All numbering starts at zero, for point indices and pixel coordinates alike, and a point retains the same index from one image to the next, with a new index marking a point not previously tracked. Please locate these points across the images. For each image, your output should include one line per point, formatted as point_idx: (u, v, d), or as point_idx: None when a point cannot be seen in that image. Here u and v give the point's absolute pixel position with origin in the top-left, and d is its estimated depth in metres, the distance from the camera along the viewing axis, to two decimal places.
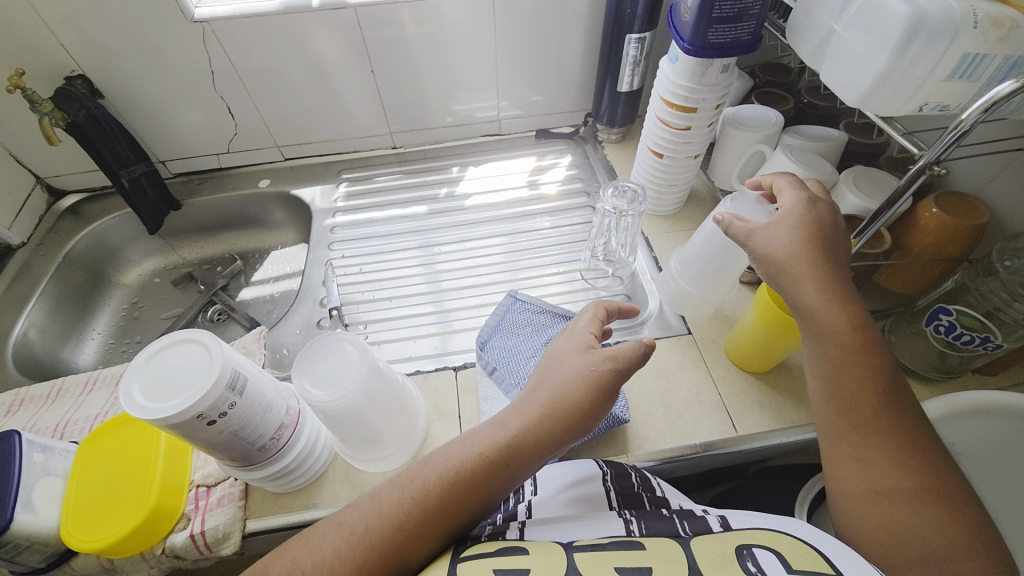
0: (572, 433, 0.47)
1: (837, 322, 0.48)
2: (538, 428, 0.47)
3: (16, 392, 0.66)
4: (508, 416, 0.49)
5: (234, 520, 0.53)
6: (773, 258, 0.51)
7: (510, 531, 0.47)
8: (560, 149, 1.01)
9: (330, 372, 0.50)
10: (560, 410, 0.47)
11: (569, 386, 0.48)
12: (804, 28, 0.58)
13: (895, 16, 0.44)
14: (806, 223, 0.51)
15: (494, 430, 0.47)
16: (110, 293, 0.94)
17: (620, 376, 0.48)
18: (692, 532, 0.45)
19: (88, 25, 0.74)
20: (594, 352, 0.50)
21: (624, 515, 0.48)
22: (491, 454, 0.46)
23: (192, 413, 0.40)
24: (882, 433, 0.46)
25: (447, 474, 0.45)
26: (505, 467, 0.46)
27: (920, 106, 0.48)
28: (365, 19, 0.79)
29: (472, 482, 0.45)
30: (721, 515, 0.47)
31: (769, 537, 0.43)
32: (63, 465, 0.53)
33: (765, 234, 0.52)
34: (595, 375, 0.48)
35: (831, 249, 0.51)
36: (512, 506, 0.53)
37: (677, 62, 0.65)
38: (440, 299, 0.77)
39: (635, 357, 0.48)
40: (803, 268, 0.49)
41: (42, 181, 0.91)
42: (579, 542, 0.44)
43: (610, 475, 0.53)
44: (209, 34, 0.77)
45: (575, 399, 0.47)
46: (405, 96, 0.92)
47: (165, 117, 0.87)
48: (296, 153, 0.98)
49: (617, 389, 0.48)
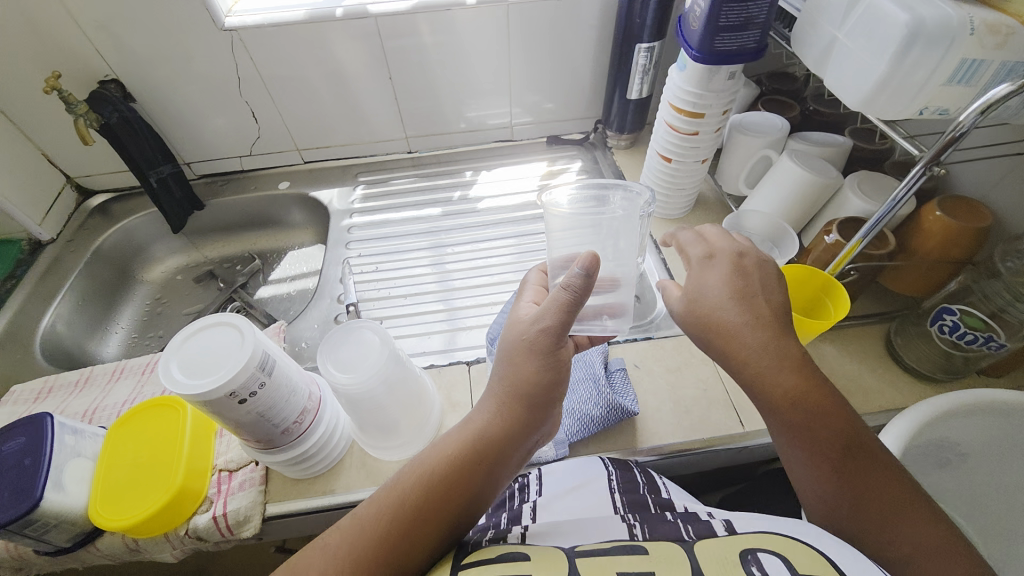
0: (533, 397, 0.49)
1: (789, 381, 0.46)
2: (498, 420, 0.49)
3: (47, 380, 0.69)
4: (474, 415, 0.52)
5: (255, 504, 0.55)
6: (703, 324, 0.50)
7: (512, 536, 0.48)
8: (571, 155, 1.03)
9: (351, 360, 0.51)
10: (514, 391, 0.50)
11: (514, 365, 0.50)
12: (810, 36, 0.59)
13: (895, 23, 0.46)
14: (728, 283, 0.50)
15: (463, 430, 0.50)
16: (135, 289, 0.97)
17: (563, 322, 0.48)
18: (696, 537, 0.46)
19: (119, 32, 0.78)
20: (526, 320, 0.51)
21: (626, 518, 0.49)
22: (460, 455, 0.48)
23: (224, 391, 0.40)
24: (841, 478, 0.46)
25: (423, 483, 0.47)
26: (478, 464, 0.48)
27: (921, 109, 0.49)
28: (384, 28, 0.83)
29: (446, 488, 0.47)
30: (726, 520, 0.47)
31: (771, 541, 0.43)
32: (92, 448, 0.56)
33: (696, 299, 0.50)
34: (528, 342, 0.49)
35: (750, 303, 0.49)
36: (518, 506, 0.54)
37: (685, 69, 0.67)
38: (449, 297, 0.79)
39: (567, 304, 0.48)
40: (737, 330, 0.48)
41: (72, 181, 0.95)
42: (581, 548, 0.44)
43: (615, 478, 0.55)
44: (237, 42, 0.81)
45: (527, 373, 0.49)
46: (421, 101, 0.95)
47: (191, 122, 0.91)
48: (315, 156, 1.01)
49: (554, 347, 0.49)
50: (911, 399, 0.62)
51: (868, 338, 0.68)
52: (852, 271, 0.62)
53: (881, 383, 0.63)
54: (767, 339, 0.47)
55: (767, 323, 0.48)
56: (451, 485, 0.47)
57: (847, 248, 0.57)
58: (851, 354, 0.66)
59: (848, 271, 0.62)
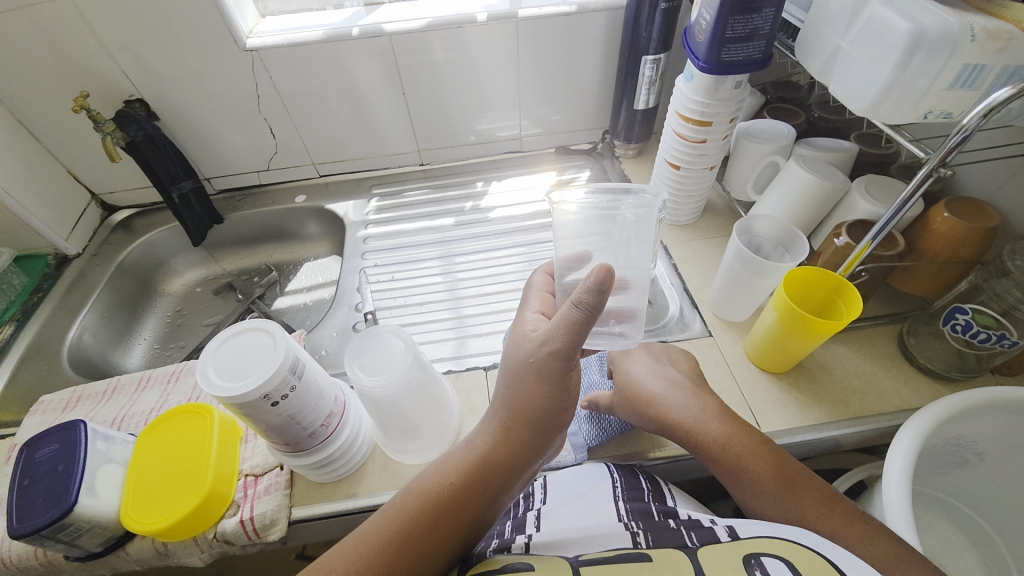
0: (538, 419, 0.51)
1: (701, 418, 0.56)
2: (502, 443, 0.51)
3: (75, 390, 0.71)
4: (476, 435, 0.53)
5: (281, 507, 0.56)
6: (624, 391, 0.61)
7: (516, 546, 0.50)
8: (579, 164, 1.05)
9: (377, 363, 0.53)
10: (518, 414, 0.51)
11: (520, 389, 0.51)
12: (814, 46, 0.61)
13: (897, 32, 0.48)
14: (645, 357, 0.64)
15: (466, 452, 0.52)
16: (156, 302, 1.00)
17: (573, 341, 0.48)
18: (699, 543, 0.47)
19: (145, 55, 0.81)
20: (533, 340, 0.50)
21: (629, 526, 0.50)
22: (464, 478, 0.50)
23: (259, 394, 0.42)
24: (779, 493, 0.51)
25: (431, 498, 0.49)
26: (482, 487, 0.50)
27: (925, 113, 0.51)
28: (398, 46, 0.86)
29: (453, 505, 0.49)
30: (729, 525, 0.49)
31: (777, 546, 0.44)
32: (122, 454, 0.57)
33: (622, 376, 0.63)
34: (531, 365, 0.50)
35: (663, 369, 0.62)
36: (523, 514, 0.57)
37: (692, 80, 0.69)
38: (457, 306, 0.81)
39: (572, 326, 0.47)
40: (652, 387, 0.59)
41: (96, 197, 0.98)
42: (585, 557, 0.47)
43: (620, 484, 0.56)
44: (257, 61, 0.84)
45: (531, 397, 0.50)
46: (433, 114, 0.98)
47: (212, 139, 0.94)
48: (330, 170, 1.04)
49: (561, 368, 0.49)
50: (925, 398, 0.62)
51: (880, 339, 0.68)
52: (863, 272, 0.63)
53: (896, 383, 0.64)
54: (678, 390, 0.59)
55: (678, 381, 0.60)
56: (456, 505, 0.49)
57: (857, 250, 0.59)
58: (863, 354, 0.67)
59: (859, 272, 0.63)
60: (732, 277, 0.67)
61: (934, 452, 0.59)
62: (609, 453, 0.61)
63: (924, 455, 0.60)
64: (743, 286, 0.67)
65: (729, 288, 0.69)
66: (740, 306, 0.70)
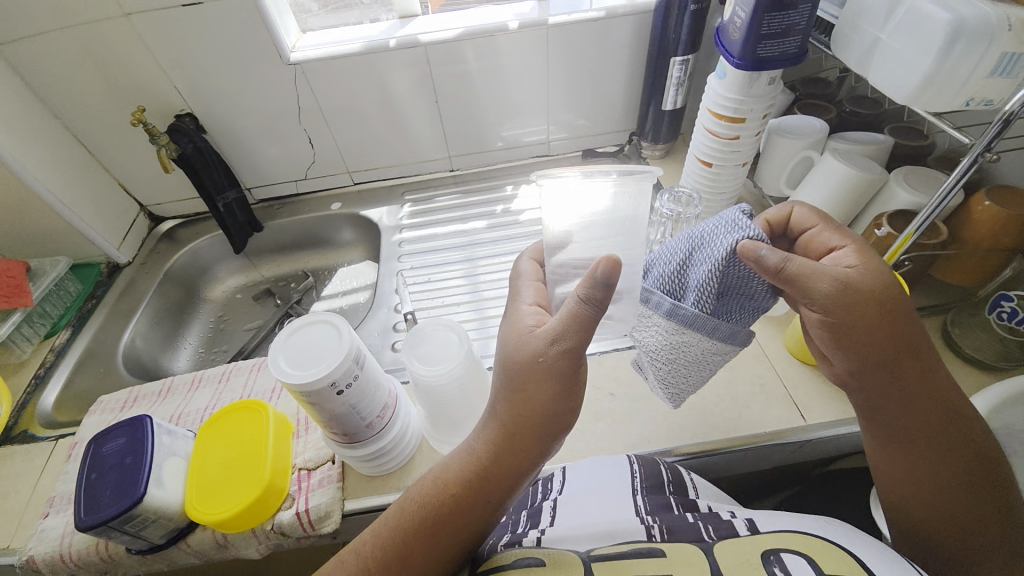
0: (541, 431, 0.45)
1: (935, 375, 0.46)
2: (501, 451, 0.46)
3: (131, 390, 0.74)
4: (475, 438, 0.48)
5: (334, 499, 0.58)
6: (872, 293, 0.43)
7: (527, 540, 0.48)
8: (606, 167, 1.07)
9: (431, 355, 0.54)
10: (521, 420, 0.45)
11: (525, 392, 0.45)
12: (849, 40, 0.62)
13: (938, 22, 0.48)
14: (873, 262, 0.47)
15: (466, 458, 0.47)
16: (200, 308, 1.03)
17: (581, 339, 0.44)
18: (716, 537, 0.45)
19: (194, 72, 0.85)
20: (539, 338, 0.45)
21: (645, 519, 0.48)
22: (463, 485, 0.45)
23: (327, 381, 0.44)
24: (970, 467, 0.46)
25: (432, 505, 0.45)
26: (481, 496, 0.45)
27: (967, 100, 0.51)
28: (433, 55, 0.89)
29: (455, 513, 0.45)
30: (748, 519, 0.47)
31: (799, 541, 0.43)
32: (184, 448, 0.60)
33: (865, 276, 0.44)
34: (538, 367, 0.44)
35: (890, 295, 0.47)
36: (539, 503, 0.55)
37: (725, 77, 0.70)
38: (480, 307, 0.82)
39: (582, 323, 0.44)
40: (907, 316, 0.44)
41: (145, 209, 1.03)
42: (597, 551, 0.45)
43: (640, 474, 0.54)
44: (299, 75, 0.88)
45: (538, 400, 0.45)
46: (464, 121, 1.00)
47: (253, 151, 0.98)
48: (364, 178, 1.07)
49: (568, 369, 0.44)
50: (975, 388, 0.61)
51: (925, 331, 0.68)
52: (906, 261, 0.63)
53: None
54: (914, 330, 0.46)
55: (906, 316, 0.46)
56: (461, 510, 0.45)
57: (900, 239, 0.59)
58: None
59: (902, 262, 0.64)
60: None
61: None
62: (652, 447, 0.61)
63: None
64: None
65: None
66: None
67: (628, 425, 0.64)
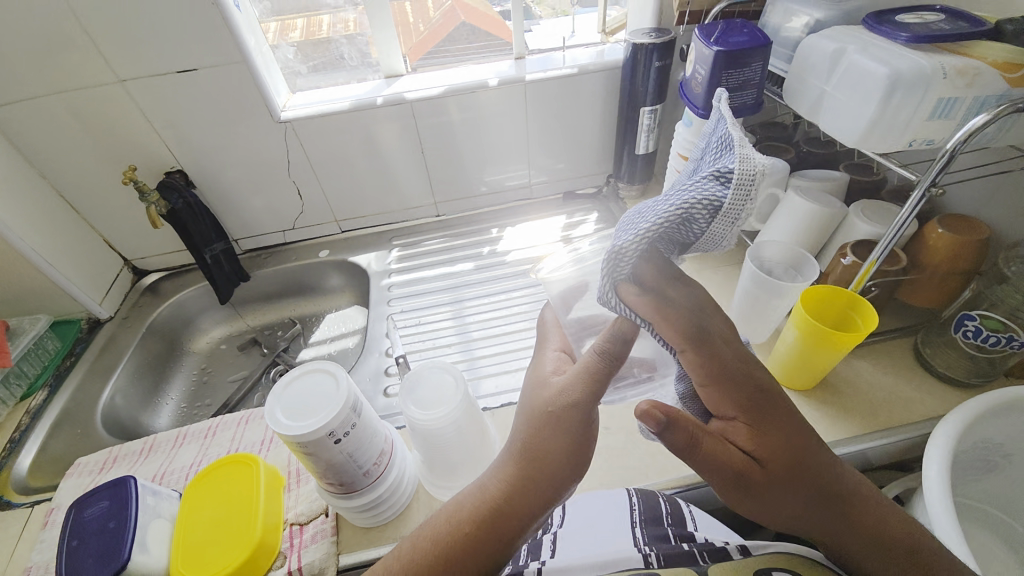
0: (556, 479, 0.43)
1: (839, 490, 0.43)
2: (517, 490, 0.43)
3: (111, 450, 0.71)
4: (489, 476, 0.46)
5: (328, 555, 0.56)
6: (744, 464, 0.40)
7: (529, 570, 0.48)
8: (586, 207, 1.12)
9: (429, 398, 0.55)
10: (534, 458, 0.44)
11: (538, 435, 0.44)
12: (800, 90, 0.69)
13: (876, 75, 0.55)
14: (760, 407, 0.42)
15: (476, 497, 0.45)
16: (183, 361, 1.01)
17: (594, 394, 0.43)
18: (710, 561, 0.44)
19: (186, 130, 0.88)
20: (557, 387, 0.45)
21: (642, 549, 0.47)
22: (474, 528, 0.43)
23: (324, 431, 0.44)
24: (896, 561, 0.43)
25: (437, 550, 0.43)
26: (497, 536, 0.43)
27: (910, 141, 0.57)
28: (419, 110, 0.94)
29: (460, 558, 0.43)
30: (741, 544, 0.46)
31: (788, 562, 0.43)
32: (169, 508, 0.57)
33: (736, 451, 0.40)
34: (553, 414, 0.44)
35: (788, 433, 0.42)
36: (540, 538, 0.55)
37: (691, 125, 0.76)
38: (469, 348, 0.83)
39: (600, 376, 0.44)
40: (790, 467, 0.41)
41: (128, 263, 1.03)
42: None
43: (637, 506, 0.54)
44: (290, 131, 0.91)
45: (552, 448, 0.43)
46: (448, 169, 1.05)
47: (242, 203, 1.00)
48: (351, 226, 1.09)
49: (584, 421, 0.43)
50: (949, 405, 0.64)
51: (897, 352, 0.71)
52: (873, 287, 0.68)
53: (918, 394, 0.66)
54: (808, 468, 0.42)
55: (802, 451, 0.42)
56: (469, 556, 0.43)
57: (864, 267, 0.62)
58: (882, 368, 0.70)
59: (869, 288, 0.68)
60: (749, 301, 0.71)
61: (966, 460, 0.60)
62: (648, 481, 0.61)
63: (957, 463, 0.61)
64: (760, 308, 0.71)
65: (746, 312, 0.72)
66: (757, 329, 0.73)
67: (624, 459, 0.64)
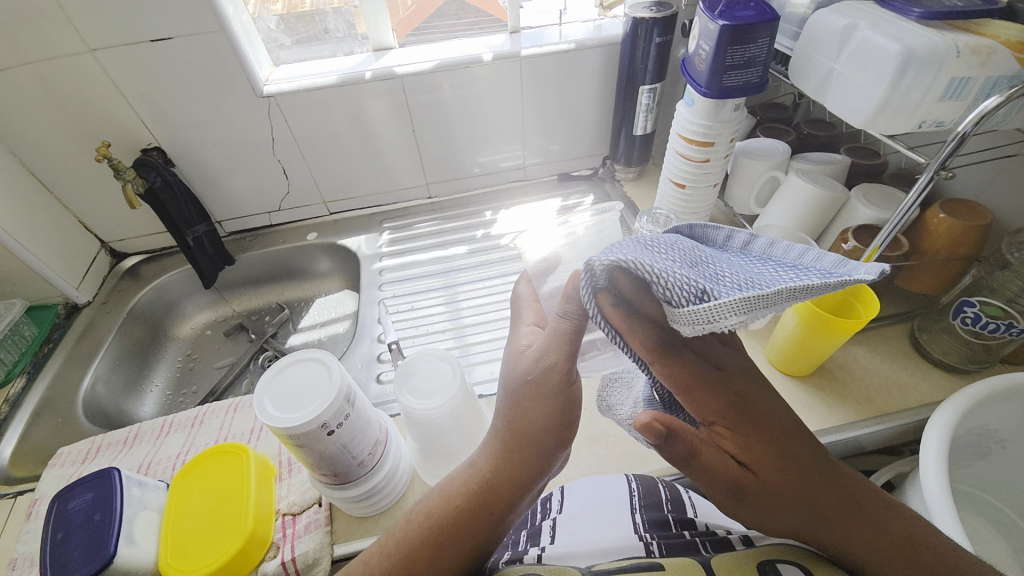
0: (542, 444, 0.43)
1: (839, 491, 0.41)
2: (506, 468, 0.44)
3: (94, 439, 0.69)
4: (479, 453, 0.46)
5: (323, 545, 0.55)
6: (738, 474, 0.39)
7: (529, 557, 0.48)
8: (582, 189, 1.09)
9: (425, 388, 0.53)
10: (518, 435, 0.43)
11: (518, 407, 0.43)
12: (806, 69, 0.66)
13: (888, 53, 0.53)
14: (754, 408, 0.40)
15: (468, 474, 0.45)
16: (167, 347, 0.98)
17: (567, 356, 0.42)
18: (714, 550, 0.44)
19: (162, 105, 0.83)
20: (529, 356, 0.44)
21: (643, 537, 0.47)
22: (466, 505, 0.43)
23: (317, 422, 0.42)
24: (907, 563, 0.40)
25: (429, 528, 0.43)
26: (486, 510, 0.43)
27: (920, 123, 0.55)
28: (410, 86, 0.90)
29: (454, 535, 0.43)
30: (744, 534, 0.47)
31: (791, 550, 0.43)
32: (157, 500, 0.56)
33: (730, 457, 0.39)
34: (528, 386, 0.43)
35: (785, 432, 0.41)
36: (538, 523, 0.55)
37: (693, 104, 0.74)
38: (461, 333, 0.82)
39: (566, 338, 0.42)
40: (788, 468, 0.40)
41: (106, 245, 0.98)
42: (598, 568, 0.43)
43: (638, 493, 0.54)
44: (274, 107, 0.87)
45: (532, 416, 0.43)
46: (440, 148, 1.01)
47: (225, 183, 0.96)
48: (340, 208, 1.06)
49: (561, 389, 0.42)
50: (944, 390, 0.65)
51: (894, 338, 0.71)
52: None
53: (914, 379, 0.66)
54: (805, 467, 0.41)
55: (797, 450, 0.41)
56: (462, 532, 0.43)
57: (867, 252, 0.62)
58: (879, 353, 0.70)
59: None
60: None
61: (961, 444, 0.61)
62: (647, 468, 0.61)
63: (951, 447, 0.61)
64: None
65: None
66: None
67: (622, 446, 0.64)
